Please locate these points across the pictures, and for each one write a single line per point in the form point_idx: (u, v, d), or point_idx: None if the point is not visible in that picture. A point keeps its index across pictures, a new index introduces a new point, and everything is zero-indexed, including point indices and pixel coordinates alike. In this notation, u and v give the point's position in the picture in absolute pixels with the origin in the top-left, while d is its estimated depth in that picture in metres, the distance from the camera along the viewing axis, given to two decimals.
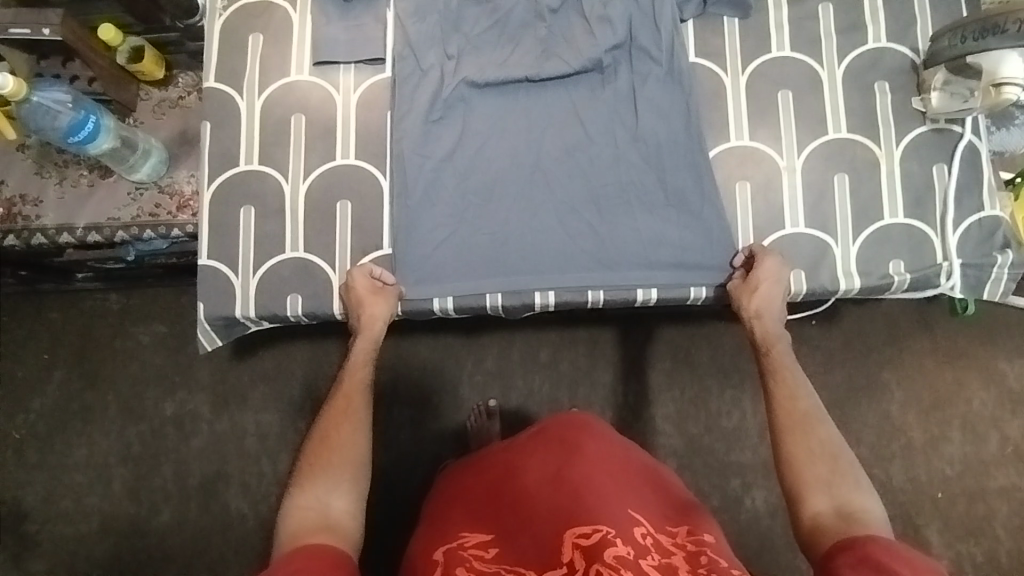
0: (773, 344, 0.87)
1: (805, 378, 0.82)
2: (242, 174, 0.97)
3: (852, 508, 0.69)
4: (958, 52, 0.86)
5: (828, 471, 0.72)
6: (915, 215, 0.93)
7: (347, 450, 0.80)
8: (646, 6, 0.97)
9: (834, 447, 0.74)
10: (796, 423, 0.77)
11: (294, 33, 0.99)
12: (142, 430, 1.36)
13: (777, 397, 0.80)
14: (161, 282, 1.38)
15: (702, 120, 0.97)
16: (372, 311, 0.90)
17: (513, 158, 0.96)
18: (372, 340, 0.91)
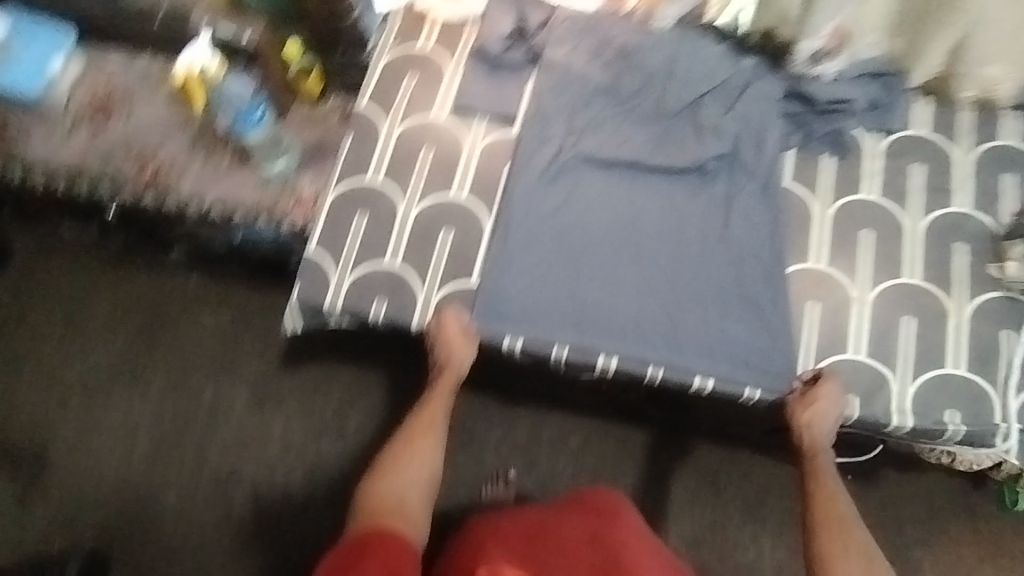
0: (820, 449, 0.95)
1: (843, 487, 0.91)
2: (366, 185, 1.08)
3: None
4: None
5: (861, 565, 0.81)
6: (978, 370, 0.96)
7: (424, 457, 0.92)
8: (755, 129, 1.06)
9: (871, 550, 0.83)
10: (834, 523, 0.86)
11: (443, 82, 1.14)
12: (178, 408, 1.38)
13: (819, 495, 0.90)
14: (245, 275, 1.45)
15: (786, 238, 1.04)
16: (458, 350, 0.99)
17: (607, 231, 1.04)
18: (454, 373, 1.01)
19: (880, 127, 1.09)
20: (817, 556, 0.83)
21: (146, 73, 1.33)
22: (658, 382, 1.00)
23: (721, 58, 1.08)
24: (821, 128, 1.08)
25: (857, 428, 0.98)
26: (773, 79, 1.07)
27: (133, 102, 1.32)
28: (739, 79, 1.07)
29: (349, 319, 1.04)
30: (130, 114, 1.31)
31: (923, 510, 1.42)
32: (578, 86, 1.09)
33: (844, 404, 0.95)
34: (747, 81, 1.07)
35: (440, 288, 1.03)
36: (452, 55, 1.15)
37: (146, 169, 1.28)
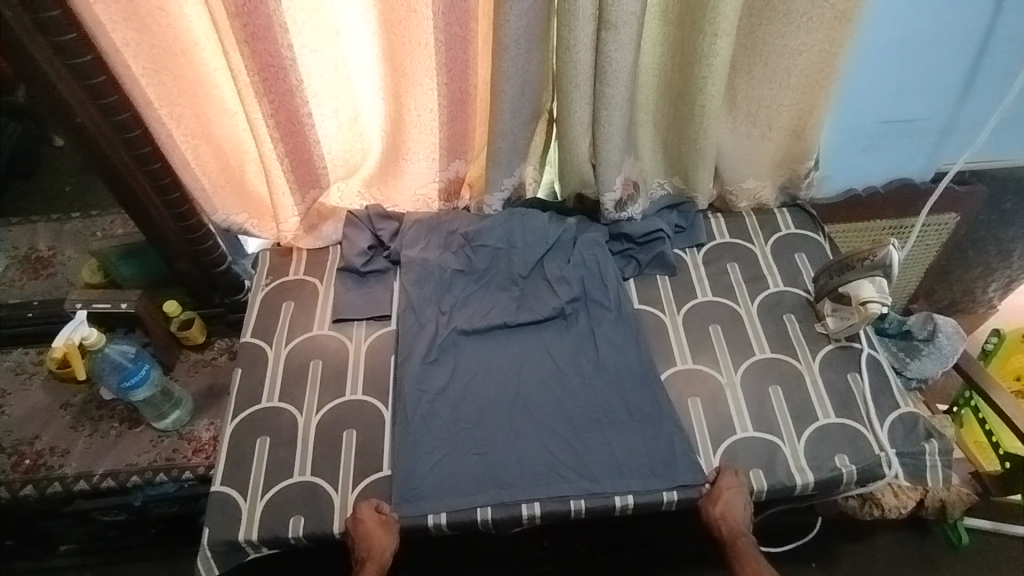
0: (740, 535, 1.03)
1: (767, 564, 1.01)
2: (263, 410, 1.12)
3: None
4: (831, 285, 1.17)
5: None
6: (845, 414, 1.08)
7: None
8: (594, 269, 1.24)
9: None
10: None
11: (320, 300, 1.25)
12: None
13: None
14: (144, 554, 1.38)
15: (651, 349, 1.17)
16: (375, 544, 0.96)
17: (497, 389, 1.13)
18: (375, 567, 0.97)
19: (690, 244, 1.31)
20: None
21: (18, 364, 1.36)
22: (585, 513, 1.03)
23: (550, 223, 1.28)
24: (645, 255, 1.28)
25: (774, 499, 1.04)
26: (595, 230, 1.29)
27: (8, 399, 1.31)
28: (569, 236, 1.27)
29: (268, 548, 1.00)
30: (6, 411, 1.30)
31: (884, 574, 1.45)
32: (439, 273, 1.24)
33: (748, 489, 1.02)
34: (575, 235, 1.28)
35: (354, 487, 1.03)
36: (325, 276, 1.29)
37: (23, 461, 1.24)
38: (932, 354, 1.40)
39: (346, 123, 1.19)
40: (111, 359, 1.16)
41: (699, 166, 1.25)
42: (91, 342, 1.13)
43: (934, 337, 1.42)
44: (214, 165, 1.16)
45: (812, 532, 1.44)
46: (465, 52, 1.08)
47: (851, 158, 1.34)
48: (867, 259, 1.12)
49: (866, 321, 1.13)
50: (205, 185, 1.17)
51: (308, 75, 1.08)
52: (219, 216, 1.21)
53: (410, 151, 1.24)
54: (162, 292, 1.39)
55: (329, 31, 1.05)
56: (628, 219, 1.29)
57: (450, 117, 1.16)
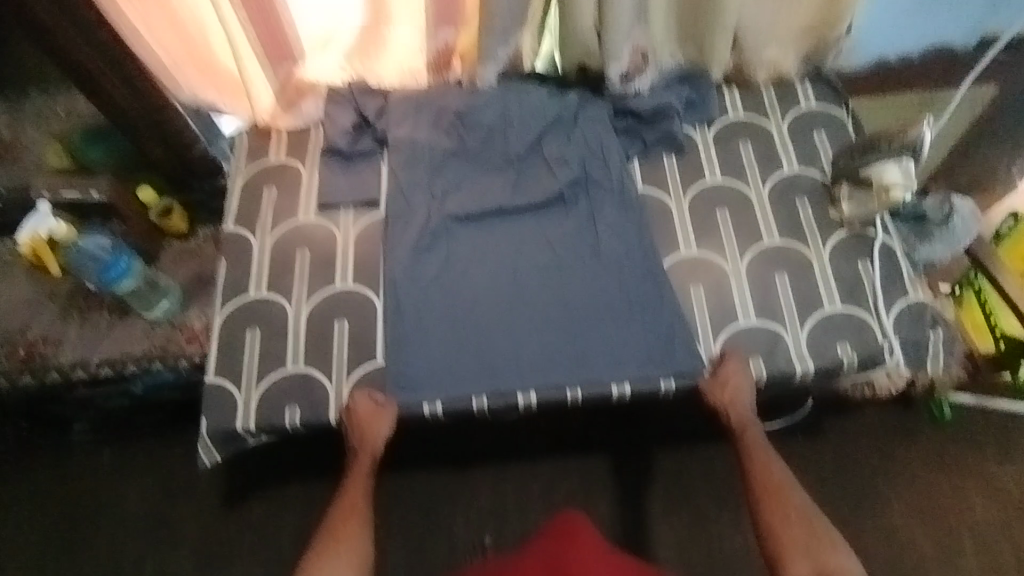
0: (747, 424, 1.04)
1: (775, 454, 1.02)
2: (251, 301, 1.08)
3: (826, 564, 0.89)
4: (854, 166, 1.10)
5: (802, 529, 0.93)
6: (852, 303, 1.05)
7: (354, 545, 0.90)
8: (596, 150, 1.15)
9: (808, 509, 0.95)
10: (772, 492, 0.97)
11: (305, 186, 1.18)
12: None
13: (756, 474, 1.00)
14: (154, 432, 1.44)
15: (654, 235, 1.11)
16: (369, 432, 0.99)
17: (494, 278, 1.09)
18: (371, 456, 1.01)
19: (699, 121, 1.21)
20: (768, 529, 0.94)
21: None
22: (581, 401, 1.03)
23: (547, 99, 1.17)
24: (652, 132, 1.17)
25: (770, 386, 1.04)
26: (598, 105, 1.18)
27: None
28: (570, 112, 1.17)
29: (267, 435, 1.01)
30: None
31: (869, 447, 1.50)
32: (429, 156, 1.16)
33: (751, 372, 1.01)
34: (576, 112, 1.17)
35: (348, 376, 1.03)
36: (308, 159, 1.20)
37: (16, 351, 1.22)
38: (944, 238, 1.34)
39: None
40: (87, 253, 1.11)
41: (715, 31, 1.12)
42: (60, 235, 1.12)
43: (949, 219, 1.34)
44: (167, 35, 1.05)
45: (804, 409, 1.49)
46: None
47: (888, 23, 1.23)
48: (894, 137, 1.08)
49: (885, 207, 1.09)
50: (161, 58, 1.08)
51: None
52: (184, 93, 1.14)
53: (394, 14, 1.10)
54: (137, 176, 1.28)
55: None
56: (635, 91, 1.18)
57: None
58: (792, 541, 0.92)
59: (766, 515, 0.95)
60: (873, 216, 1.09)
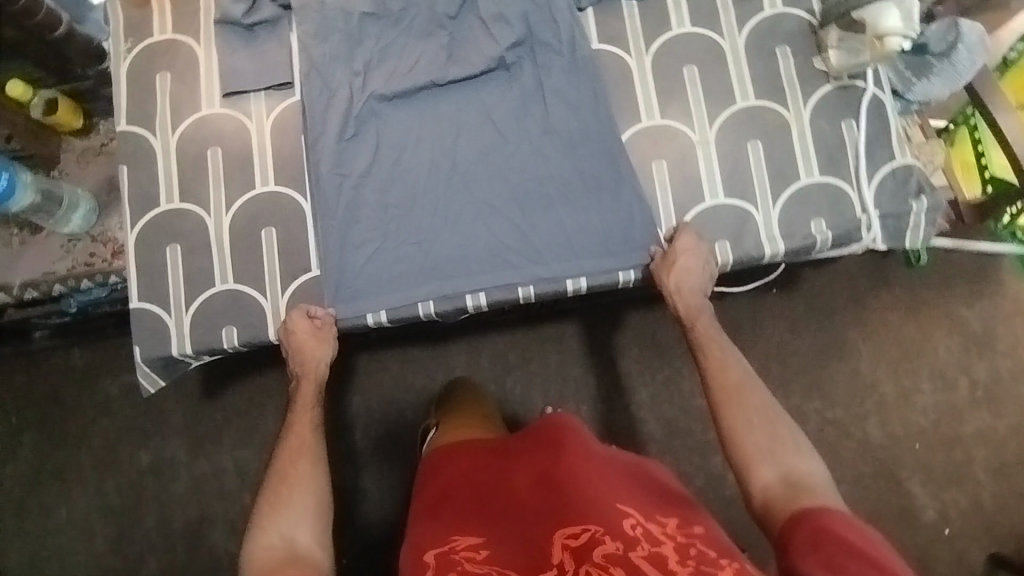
0: (698, 316, 0.90)
1: (733, 351, 0.86)
2: (165, 215, 0.97)
3: (797, 474, 0.74)
4: (844, 8, 0.92)
5: (767, 437, 0.77)
6: (831, 172, 0.94)
7: (306, 485, 0.83)
8: (540, 2, 0.97)
9: (771, 409, 0.79)
10: (732, 394, 0.81)
11: (201, 67, 1.00)
12: (119, 481, 1.39)
13: (710, 371, 0.84)
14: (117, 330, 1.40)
15: (610, 104, 0.97)
16: (304, 352, 0.91)
17: (431, 165, 0.96)
18: (314, 384, 0.93)
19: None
20: (730, 433, 0.78)
21: None
22: (535, 298, 0.96)
23: None
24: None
25: (738, 270, 0.96)
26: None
27: None
28: None
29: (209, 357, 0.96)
30: None
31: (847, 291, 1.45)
32: (343, 23, 0.98)
33: (707, 253, 0.91)
34: None
35: (283, 291, 0.95)
36: (200, 33, 1.01)
37: None
38: (943, 73, 1.16)
39: None
40: None
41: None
42: None
43: (953, 49, 1.15)
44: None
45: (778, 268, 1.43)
46: None
47: None
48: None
49: (876, 59, 0.91)
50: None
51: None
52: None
53: None
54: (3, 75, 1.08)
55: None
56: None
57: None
58: (756, 449, 0.76)
59: (722, 420, 0.80)
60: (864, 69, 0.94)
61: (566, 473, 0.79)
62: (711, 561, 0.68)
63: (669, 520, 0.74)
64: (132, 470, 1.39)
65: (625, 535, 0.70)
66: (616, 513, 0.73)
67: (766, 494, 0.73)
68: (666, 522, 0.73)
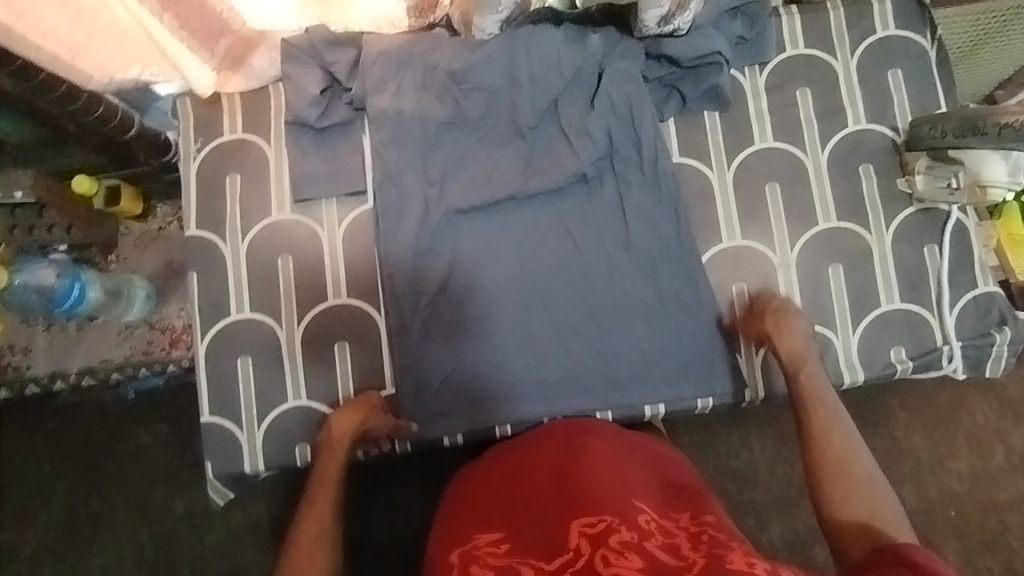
0: (801, 366, 0.84)
1: (839, 409, 0.79)
2: (235, 325, 0.95)
3: (877, 520, 0.69)
4: (942, 143, 0.87)
5: (859, 492, 0.72)
6: (912, 298, 0.94)
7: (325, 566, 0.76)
8: (624, 115, 0.93)
9: (874, 477, 0.73)
10: (834, 473, 0.74)
11: (271, 169, 0.98)
12: (155, 532, 1.19)
13: (813, 442, 0.77)
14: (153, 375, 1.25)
15: (691, 223, 0.95)
16: (344, 423, 0.88)
17: (507, 281, 0.94)
18: (337, 459, 0.86)
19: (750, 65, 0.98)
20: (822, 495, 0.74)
21: None
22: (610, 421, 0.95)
23: (565, 47, 0.92)
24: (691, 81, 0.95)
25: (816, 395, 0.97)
26: (629, 59, 0.93)
27: None
28: (592, 66, 0.93)
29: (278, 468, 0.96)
30: None
31: None
32: (419, 129, 0.93)
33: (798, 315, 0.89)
34: (600, 65, 0.93)
35: None
36: (271, 134, 0.98)
37: None
38: None
39: None
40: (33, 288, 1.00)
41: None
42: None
43: None
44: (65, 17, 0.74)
45: None
46: None
47: None
48: (1017, 128, 0.78)
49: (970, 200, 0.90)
50: (57, 55, 0.77)
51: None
52: (98, 84, 0.83)
53: None
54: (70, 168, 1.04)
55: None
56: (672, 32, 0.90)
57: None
58: (849, 500, 0.72)
59: (823, 494, 0.74)
60: (952, 200, 0.91)
61: (581, 470, 0.75)
62: (721, 544, 0.65)
63: (682, 515, 0.71)
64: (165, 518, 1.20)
65: (640, 528, 0.66)
66: (630, 505, 0.70)
67: (844, 525, 0.70)
68: (680, 518, 0.71)
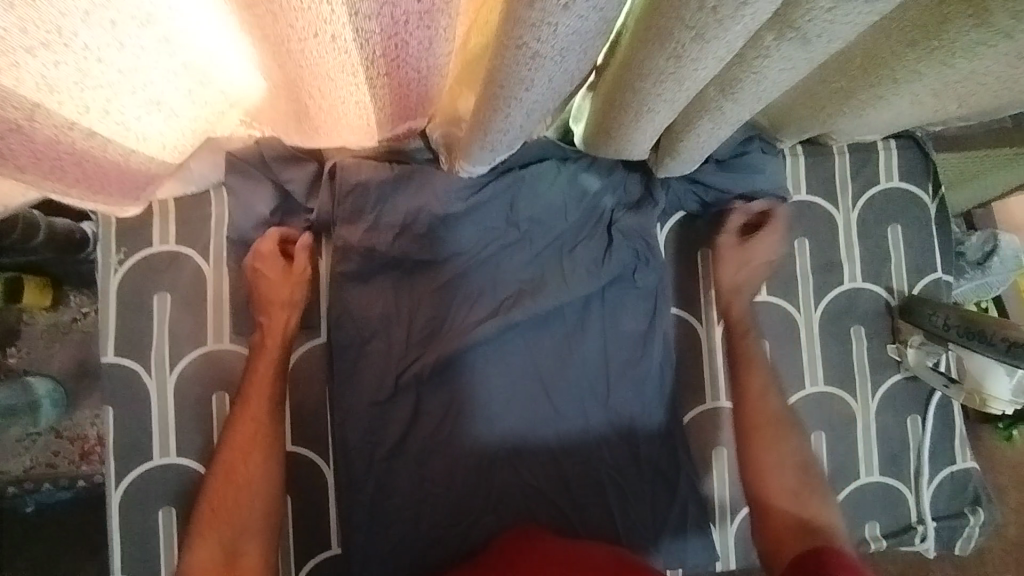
0: (767, 421, 0.87)
1: (773, 377, 0.89)
2: (157, 470, 0.83)
3: (812, 518, 0.82)
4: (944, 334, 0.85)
5: (796, 483, 0.85)
6: (891, 472, 0.91)
7: (253, 495, 0.78)
8: (616, 262, 0.83)
9: (803, 454, 0.86)
10: (765, 428, 0.87)
11: (208, 290, 0.85)
12: None
13: (749, 403, 0.88)
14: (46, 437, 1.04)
15: (676, 380, 0.91)
16: (275, 306, 0.83)
17: (475, 435, 0.84)
18: (269, 356, 0.82)
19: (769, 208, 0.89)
20: (753, 474, 0.86)
21: None
22: None
23: (558, 189, 0.82)
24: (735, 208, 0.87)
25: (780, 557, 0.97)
26: (639, 213, 0.84)
27: None
28: (585, 207, 0.84)
29: None
30: None
31: None
32: (386, 262, 0.82)
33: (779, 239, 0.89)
34: (593, 205, 0.84)
35: (297, 571, 0.85)
36: (211, 250, 0.85)
37: None
38: None
39: (206, 108, 0.55)
40: None
41: (806, 121, 0.76)
42: None
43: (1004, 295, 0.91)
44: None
45: None
46: (427, 64, 0.47)
47: None
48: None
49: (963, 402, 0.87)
50: None
51: (130, 130, 0.49)
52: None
53: (325, 130, 0.61)
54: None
55: (92, 74, 0.41)
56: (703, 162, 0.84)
57: (397, 111, 0.56)
58: (780, 492, 0.84)
59: (758, 462, 0.86)
60: (942, 387, 0.88)
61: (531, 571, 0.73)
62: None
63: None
64: None
65: None
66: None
67: (777, 534, 0.83)
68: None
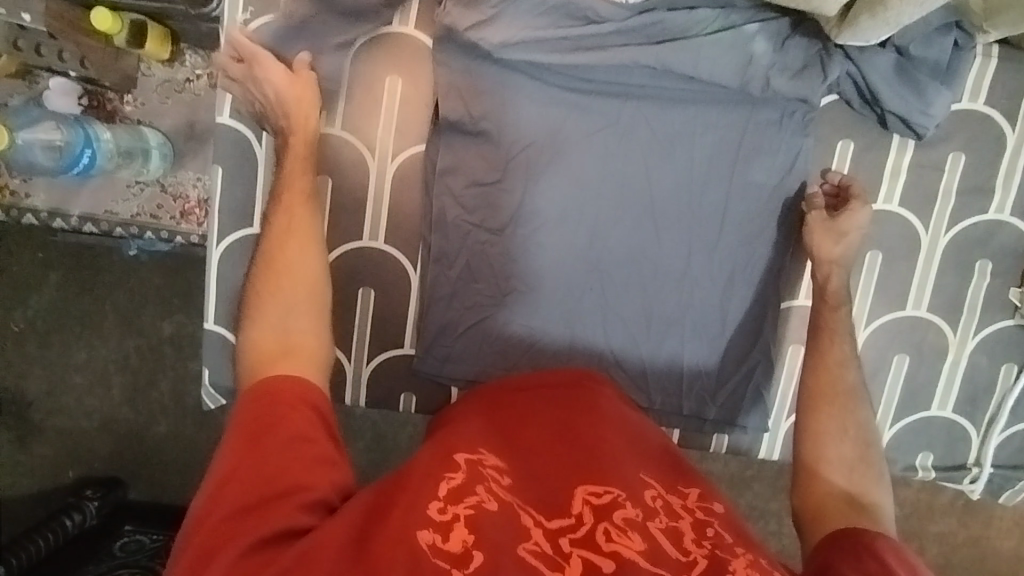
0: (842, 301, 0.80)
1: (855, 351, 0.78)
2: (255, 239, 0.87)
3: (865, 498, 0.69)
4: None
5: (855, 455, 0.71)
6: (964, 411, 0.89)
7: (291, 283, 0.71)
8: (737, 129, 0.81)
9: (869, 433, 0.73)
10: (836, 398, 0.75)
11: (329, 72, 0.83)
12: (139, 344, 1.14)
13: (819, 366, 0.77)
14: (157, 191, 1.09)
15: (784, 271, 0.86)
16: (302, 103, 0.77)
17: (575, 249, 0.83)
18: (301, 139, 0.77)
19: (847, 184, 0.81)
20: (811, 436, 0.73)
21: None
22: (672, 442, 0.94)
23: (719, 31, 0.77)
24: (899, 103, 0.79)
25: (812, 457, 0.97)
26: (799, 80, 0.78)
27: None
28: (742, 53, 0.77)
29: None
30: None
31: None
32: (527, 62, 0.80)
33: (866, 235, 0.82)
34: (750, 55, 0.78)
35: (369, 361, 0.90)
36: None
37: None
38: None
39: None
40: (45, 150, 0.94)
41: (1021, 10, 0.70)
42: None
43: None
44: None
45: None
46: None
47: None
48: None
49: None
50: None
51: None
52: None
53: None
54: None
55: None
56: (879, 44, 0.78)
57: None
58: (835, 455, 0.72)
59: (817, 415, 0.74)
60: None
61: (592, 428, 0.64)
62: (726, 548, 0.56)
63: (689, 491, 0.62)
64: (152, 334, 1.13)
65: (645, 505, 0.58)
66: (637, 482, 0.60)
67: (819, 502, 0.69)
68: (686, 494, 0.62)
